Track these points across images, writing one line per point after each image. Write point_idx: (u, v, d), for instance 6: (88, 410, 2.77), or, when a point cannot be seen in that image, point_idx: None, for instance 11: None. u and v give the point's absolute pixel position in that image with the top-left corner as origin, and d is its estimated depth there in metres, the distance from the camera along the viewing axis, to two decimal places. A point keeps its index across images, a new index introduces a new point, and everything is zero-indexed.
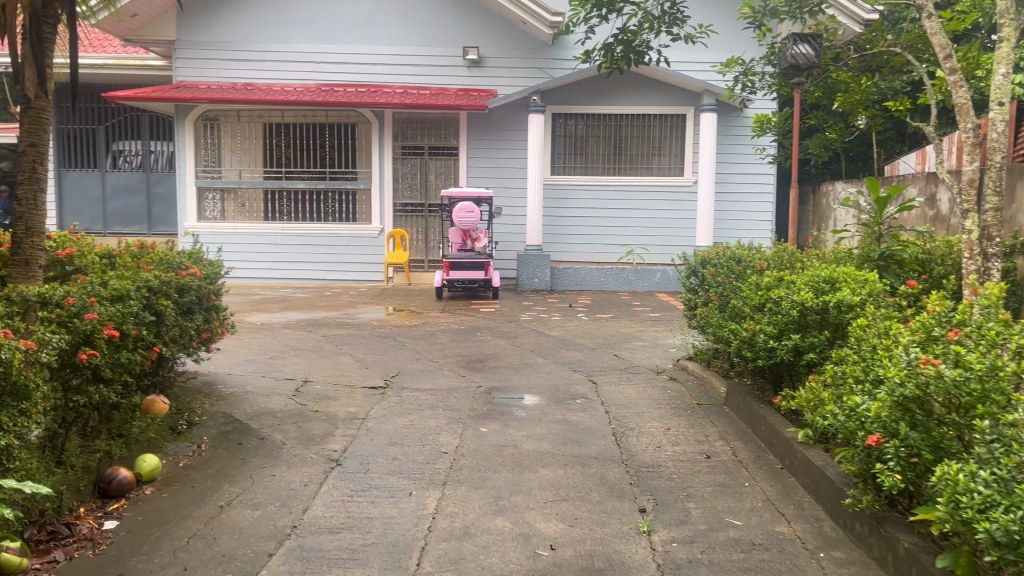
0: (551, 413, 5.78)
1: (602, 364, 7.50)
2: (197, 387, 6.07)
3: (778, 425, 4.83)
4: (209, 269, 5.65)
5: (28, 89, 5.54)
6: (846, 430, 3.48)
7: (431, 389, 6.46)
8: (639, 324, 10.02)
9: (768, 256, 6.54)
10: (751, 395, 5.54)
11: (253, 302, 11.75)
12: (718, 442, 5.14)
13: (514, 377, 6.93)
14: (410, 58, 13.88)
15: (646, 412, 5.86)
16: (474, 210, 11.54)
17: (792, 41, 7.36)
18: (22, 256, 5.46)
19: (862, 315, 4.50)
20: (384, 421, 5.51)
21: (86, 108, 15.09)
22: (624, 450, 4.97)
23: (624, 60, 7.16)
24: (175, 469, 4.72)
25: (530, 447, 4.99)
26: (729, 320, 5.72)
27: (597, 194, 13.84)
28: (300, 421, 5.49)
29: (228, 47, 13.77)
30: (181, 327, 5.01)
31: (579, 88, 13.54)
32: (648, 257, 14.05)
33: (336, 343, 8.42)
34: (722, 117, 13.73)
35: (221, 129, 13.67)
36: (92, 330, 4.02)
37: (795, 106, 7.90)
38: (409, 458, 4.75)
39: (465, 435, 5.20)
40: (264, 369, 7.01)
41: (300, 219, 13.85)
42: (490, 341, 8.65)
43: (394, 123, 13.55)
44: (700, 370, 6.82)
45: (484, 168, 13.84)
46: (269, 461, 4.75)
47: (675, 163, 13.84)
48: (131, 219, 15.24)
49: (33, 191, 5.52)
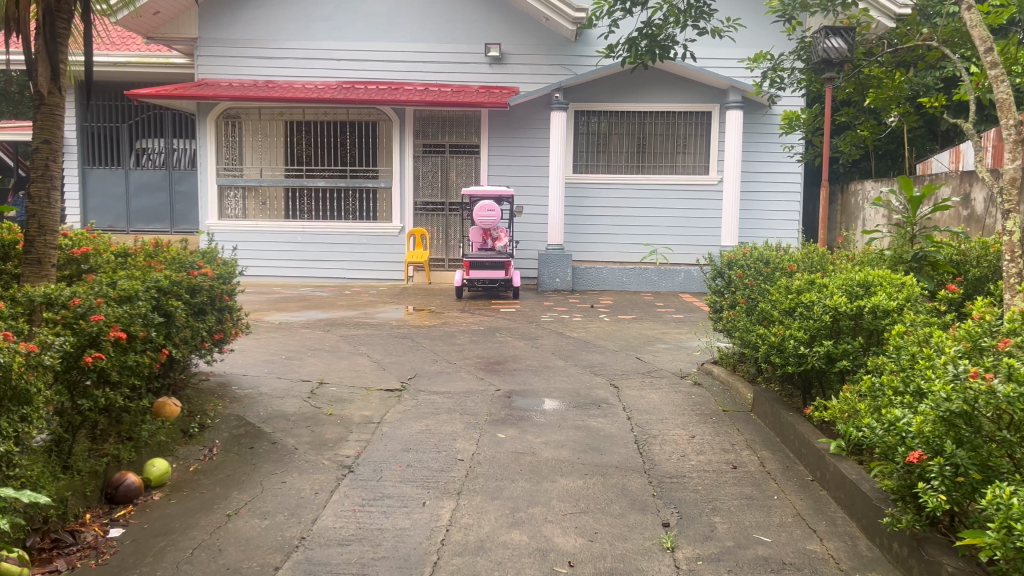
0: (571, 418, 5.61)
1: (624, 368, 7.31)
2: (211, 388, 5.97)
3: (808, 435, 4.63)
4: (222, 269, 5.55)
5: (41, 85, 5.45)
6: (884, 445, 3.29)
7: (448, 392, 6.32)
8: (661, 326, 9.80)
9: (797, 258, 6.31)
10: (779, 402, 5.34)
11: (272, 300, 11.68)
12: (745, 451, 4.94)
13: (533, 380, 6.77)
14: (431, 55, 13.75)
15: (670, 418, 5.66)
16: (495, 208, 11.39)
17: (824, 34, 7.11)
18: (35, 254, 5.39)
19: (899, 321, 4.27)
20: (400, 425, 5.37)
21: (110, 106, 15.16)
22: (647, 458, 4.79)
23: (649, 55, 6.95)
24: (186, 473, 4.62)
25: (549, 455, 4.83)
26: (757, 324, 5.51)
27: (620, 193, 13.63)
28: (313, 425, 5.36)
29: (249, 44, 13.73)
30: (192, 328, 4.91)
31: (602, 85, 13.33)
32: (671, 257, 13.82)
33: (353, 343, 8.30)
34: (748, 114, 13.46)
35: (243, 127, 13.57)
36: (98, 332, 3.91)
37: (826, 103, 7.64)
38: (424, 465, 4.60)
39: (482, 441, 5.05)
40: (280, 369, 6.90)
41: (321, 217, 13.77)
42: (509, 342, 8.49)
43: (415, 121, 13.43)
44: (726, 375, 6.62)
45: (506, 166, 13.68)
46: (281, 467, 4.62)
47: (700, 161, 13.59)
48: (153, 216, 15.23)
49: (46, 189, 5.44)
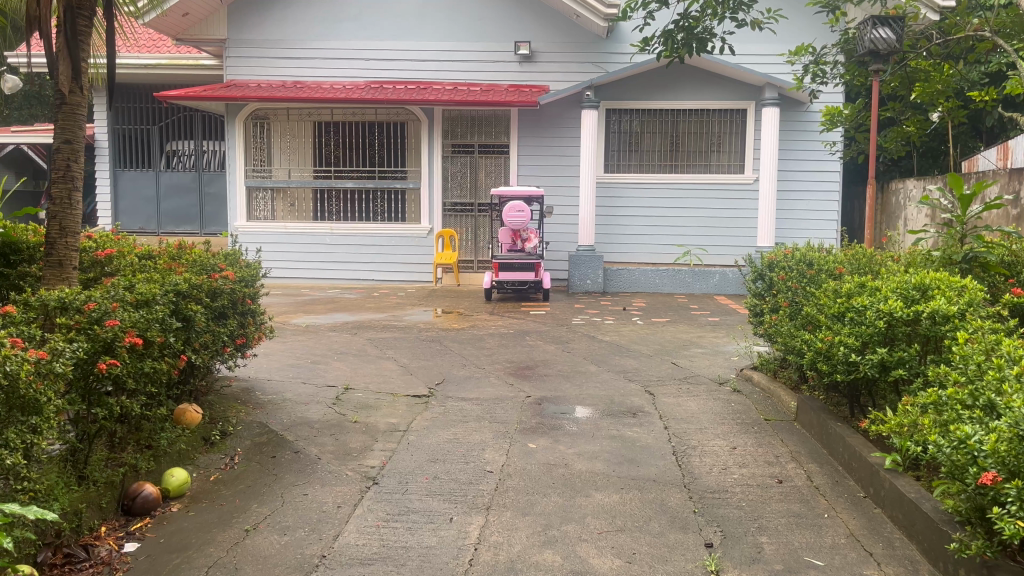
0: (605, 427, 5.37)
1: (660, 373, 7.04)
2: (234, 394, 5.82)
3: (860, 448, 4.34)
4: (245, 272, 5.41)
5: (62, 84, 5.35)
6: (951, 464, 3.02)
7: (477, 398, 6.10)
8: (697, 329, 9.51)
9: (844, 259, 6.00)
10: (826, 411, 5.05)
11: (300, 303, 11.57)
12: (790, 465, 4.66)
13: (565, 386, 6.53)
14: (460, 54, 13.57)
15: (709, 428, 5.40)
16: (525, 209, 11.15)
17: (871, 24, 6.79)
18: (56, 256, 5.29)
19: (962, 327, 3.97)
20: (427, 434, 5.17)
21: (141, 108, 15.20)
22: (686, 472, 4.53)
23: (686, 49, 6.69)
24: (206, 484, 4.46)
25: (583, 467, 4.59)
26: (803, 330, 5.23)
27: (653, 192, 13.34)
28: (337, 433, 5.18)
29: (277, 45, 13.66)
30: (212, 333, 4.76)
31: (634, 82, 13.06)
32: (706, 259, 13.48)
33: (380, 347, 8.13)
34: (784, 112, 13.11)
35: (271, 129, 13.49)
36: (113, 338, 3.73)
37: (873, 96, 7.31)
38: (451, 477, 4.39)
39: (513, 452, 4.82)
40: (305, 374, 6.74)
41: (348, 218, 13.64)
42: (540, 346, 8.25)
43: (444, 121, 13.26)
44: (767, 383, 6.34)
45: (536, 166, 13.46)
46: (303, 478, 4.44)
47: (735, 160, 13.25)
48: (183, 218, 15.26)
49: (67, 190, 5.33)
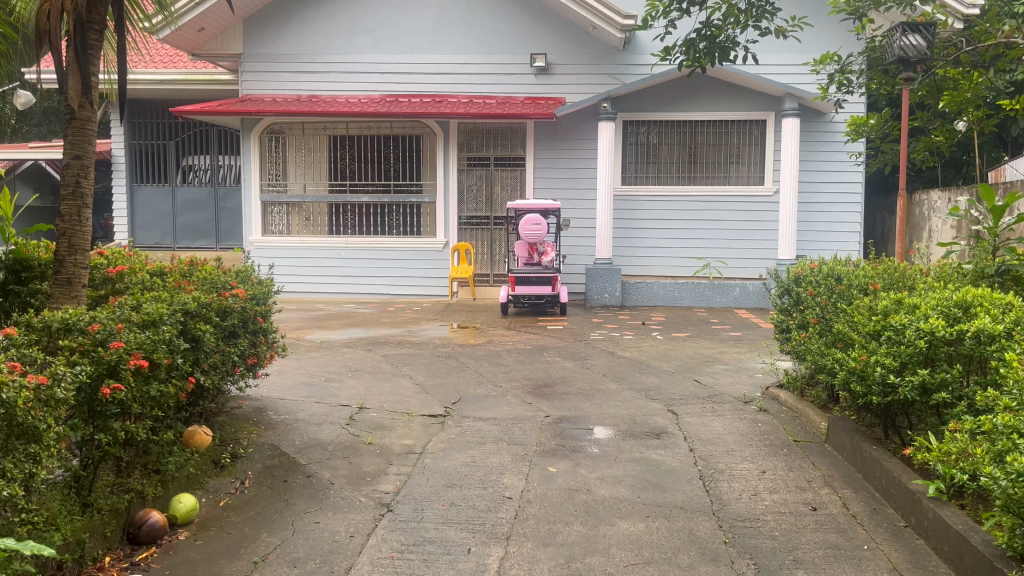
0: (628, 450, 5.16)
1: (682, 392, 6.83)
2: (246, 415, 5.68)
3: (899, 474, 4.13)
4: (257, 289, 5.27)
5: (72, 99, 5.27)
6: (1009, 498, 2.82)
7: (495, 418, 5.92)
8: (719, 345, 9.28)
9: (874, 274, 5.78)
10: (859, 433, 4.83)
11: (315, 318, 11.43)
12: (824, 490, 4.45)
13: (584, 406, 6.32)
14: (476, 67, 13.47)
15: (737, 450, 5.18)
16: (541, 223, 10.96)
17: (901, 31, 6.62)
18: (65, 274, 5.19)
19: (1009, 348, 3.75)
20: (443, 456, 4.99)
21: (157, 123, 15.22)
22: (714, 498, 4.32)
23: (709, 58, 6.52)
24: (215, 510, 4.32)
25: (606, 492, 4.39)
26: (834, 348, 5.01)
27: (671, 204, 13.14)
28: (351, 456, 5.01)
29: (293, 59, 13.61)
30: (222, 353, 4.63)
31: (652, 94, 12.90)
32: (726, 272, 13.22)
33: (395, 364, 7.97)
34: (804, 122, 12.89)
35: (287, 143, 13.44)
36: (117, 360, 3.59)
37: (903, 105, 7.11)
38: (469, 504, 4.21)
39: (532, 476, 4.63)
40: (319, 393, 6.58)
41: (364, 232, 13.54)
42: (558, 363, 8.05)
43: (459, 134, 13.14)
44: (794, 402, 6.11)
45: (552, 178, 13.30)
46: (315, 505, 4.28)
47: (755, 172, 13.04)
48: (199, 232, 15.26)
49: (77, 207, 5.23)
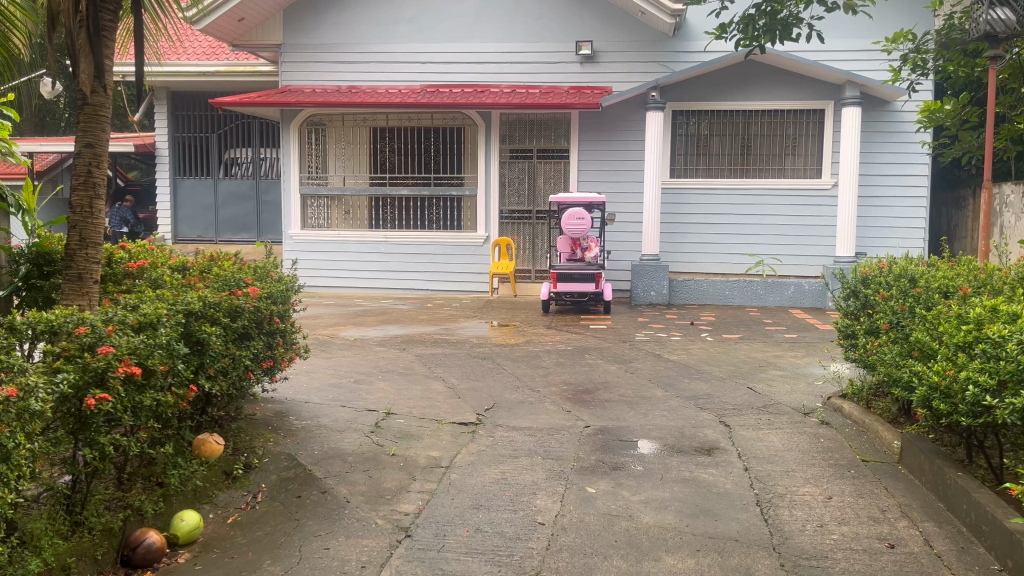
0: (675, 468, 4.67)
1: (735, 401, 6.28)
2: (265, 420, 5.33)
3: (993, 510, 3.61)
4: (275, 287, 4.90)
5: (84, 84, 4.95)
6: None
7: (530, 428, 5.47)
8: (773, 348, 8.68)
9: (955, 276, 5.19)
10: (941, 457, 4.30)
11: (352, 314, 11.10)
12: (901, 523, 3.92)
13: (627, 415, 5.83)
14: (519, 55, 13.00)
15: (798, 470, 4.66)
16: (585, 216, 10.53)
17: (987, 4, 6.01)
18: (75, 270, 4.87)
19: None
20: (471, 472, 4.56)
21: (199, 116, 15.10)
22: (774, 529, 3.82)
23: (769, 36, 5.98)
24: (222, 528, 3.97)
25: (650, 519, 3.93)
26: (910, 359, 4.47)
27: (723, 199, 12.51)
28: (371, 469, 4.62)
29: (333, 49, 13.31)
30: (232, 357, 4.27)
31: (703, 82, 12.30)
32: (780, 270, 12.59)
33: (429, 365, 7.56)
34: (867, 111, 12.16)
35: (327, 134, 13.14)
36: (105, 368, 3.24)
37: (989, 87, 6.45)
38: (496, 531, 3.78)
39: (568, 498, 4.18)
40: (345, 396, 6.21)
41: (404, 226, 13.21)
42: (600, 366, 7.56)
43: (502, 125, 12.70)
44: (860, 415, 5.56)
45: (598, 171, 12.77)
46: (327, 527, 3.90)
47: (812, 164, 12.34)
48: (240, 226, 15.15)
49: (88, 198, 4.89)
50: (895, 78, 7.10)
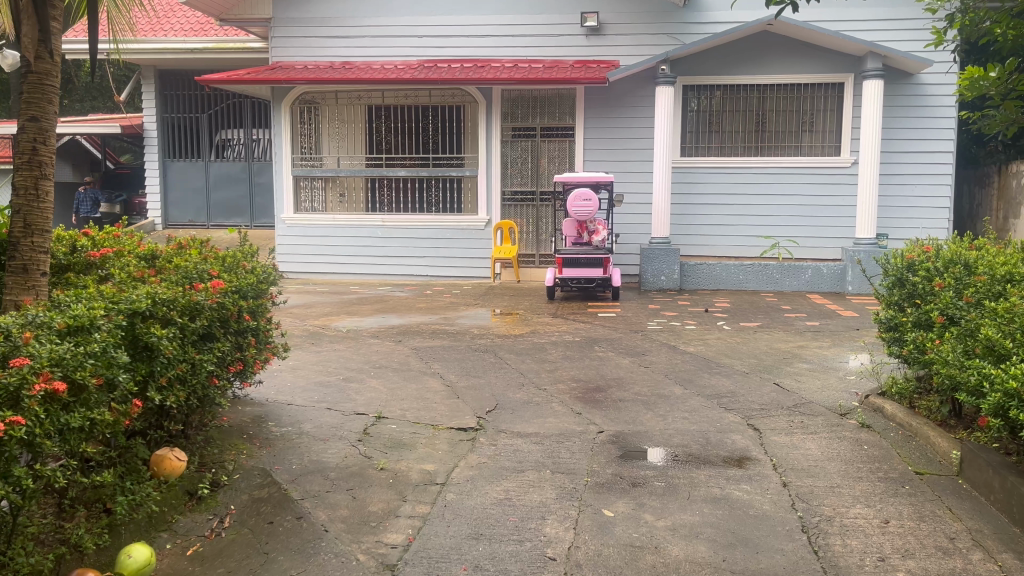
0: (704, 484, 4.09)
1: (762, 400, 5.67)
2: (240, 427, 4.74)
3: None
4: (245, 280, 4.28)
5: (27, 48, 4.21)
6: None
7: (537, 434, 4.87)
8: (796, 338, 8.05)
9: (1017, 262, 4.60)
10: (1013, 472, 3.70)
11: (346, 302, 10.49)
12: (977, 555, 3.34)
13: (645, 418, 5.24)
14: (522, 28, 12.30)
15: (843, 486, 4.07)
16: (592, 197, 9.86)
17: None
18: (19, 261, 4.15)
19: None
20: (471, 491, 3.98)
21: (189, 96, 14.46)
22: (828, 565, 3.23)
23: None
24: (179, 563, 3.37)
25: (678, 551, 3.36)
26: (975, 359, 3.88)
27: (736, 178, 11.85)
28: (356, 488, 4.03)
29: (326, 23, 12.61)
30: (191, 362, 3.68)
31: (716, 54, 11.61)
32: (796, 252, 11.95)
33: (426, 359, 6.96)
34: (889, 85, 11.48)
35: (322, 113, 12.44)
36: (19, 385, 2.67)
37: None
38: (499, 570, 3.21)
39: (583, 524, 3.59)
40: (332, 396, 5.62)
41: (402, 209, 12.57)
42: (611, 360, 6.95)
43: (503, 102, 12.07)
44: (906, 417, 4.95)
45: (605, 149, 12.10)
46: (299, 565, 3.33)
47: (830, 140, 11.66)
48: (233, 210, 14.55)
49: (33, 177, 4.17)
50: (937, 42, 6.41)
